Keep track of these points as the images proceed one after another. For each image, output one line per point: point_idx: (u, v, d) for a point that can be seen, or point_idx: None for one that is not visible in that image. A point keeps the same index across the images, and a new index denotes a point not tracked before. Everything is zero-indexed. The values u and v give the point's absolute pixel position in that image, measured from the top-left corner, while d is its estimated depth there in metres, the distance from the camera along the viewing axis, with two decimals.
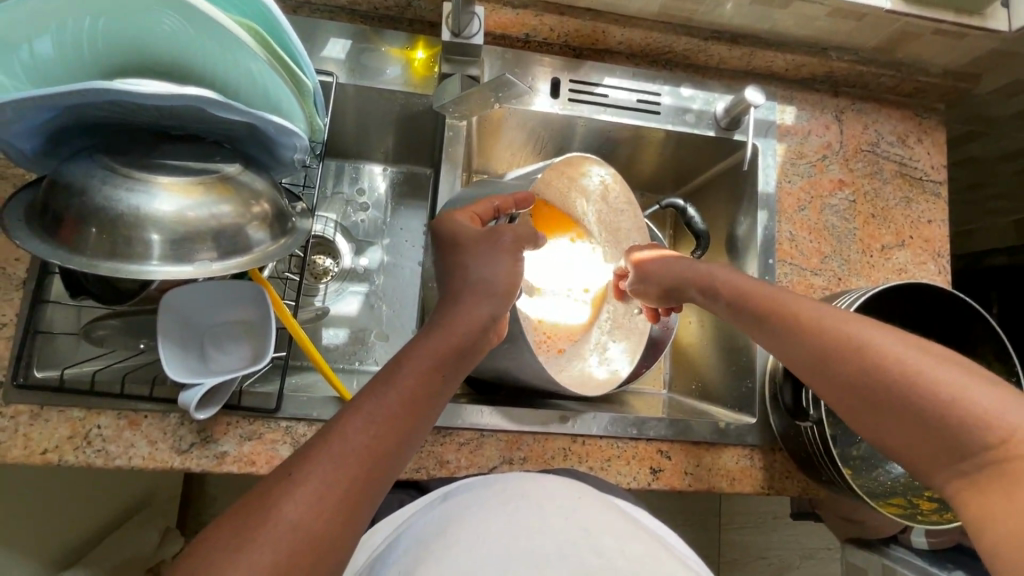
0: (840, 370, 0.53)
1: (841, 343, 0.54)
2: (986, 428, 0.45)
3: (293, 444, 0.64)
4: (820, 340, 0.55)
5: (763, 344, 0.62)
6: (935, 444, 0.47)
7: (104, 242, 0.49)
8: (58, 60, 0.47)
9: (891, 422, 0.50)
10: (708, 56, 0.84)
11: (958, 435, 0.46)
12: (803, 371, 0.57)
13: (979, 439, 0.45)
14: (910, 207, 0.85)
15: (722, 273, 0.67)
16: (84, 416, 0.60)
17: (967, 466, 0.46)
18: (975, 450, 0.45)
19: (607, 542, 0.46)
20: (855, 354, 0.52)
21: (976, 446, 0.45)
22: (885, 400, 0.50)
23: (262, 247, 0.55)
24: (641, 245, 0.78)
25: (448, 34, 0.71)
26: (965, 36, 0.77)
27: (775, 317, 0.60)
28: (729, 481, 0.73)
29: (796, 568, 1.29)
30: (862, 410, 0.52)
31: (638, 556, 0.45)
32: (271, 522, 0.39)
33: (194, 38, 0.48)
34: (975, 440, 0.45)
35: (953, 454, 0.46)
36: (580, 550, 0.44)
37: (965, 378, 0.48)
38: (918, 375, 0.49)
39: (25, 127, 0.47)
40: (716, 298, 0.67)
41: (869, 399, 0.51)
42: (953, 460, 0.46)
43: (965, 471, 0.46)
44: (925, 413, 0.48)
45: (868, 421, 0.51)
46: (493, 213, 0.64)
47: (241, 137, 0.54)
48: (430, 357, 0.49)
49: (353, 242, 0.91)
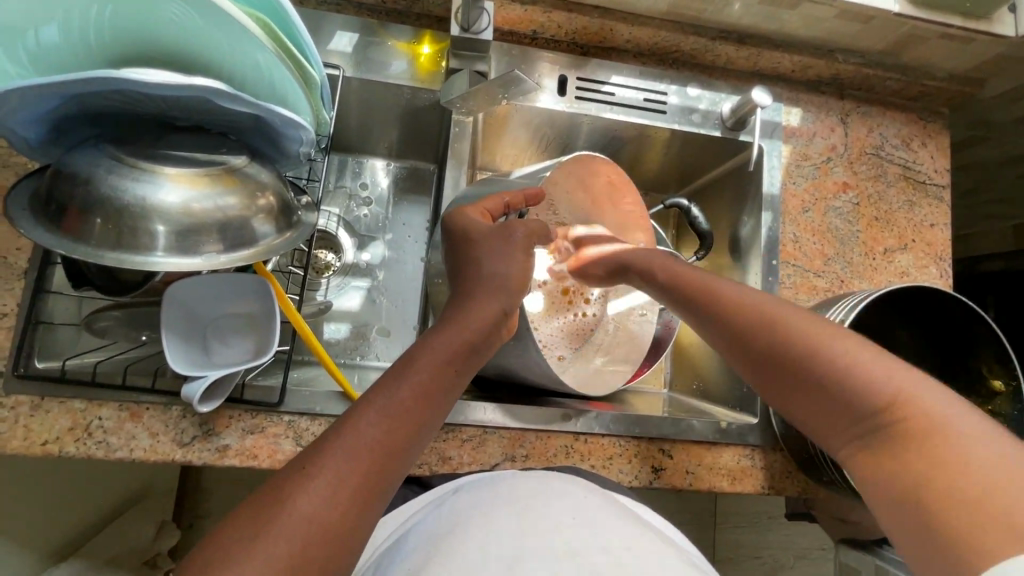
0: (756, 348, 0.55)
1: (756, 324, 0.55)
2: (876, 394, 0.46)
3: (296, 439, 0.64)
4: (734, 322, 0.57)
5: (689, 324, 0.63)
6: (836, 412, 0.49)
7: (110, 232, 0.48)
8: (64, 48, 0.47)
9: (800, 395, 0.52)
10: (715, 56, 0.84)
11: (853, 400, 0.48)
12: (721, 350, 0.59)
13: (871, 404, 0.46)
14: (913, 210, 0.85)
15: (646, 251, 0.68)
16: (85, 408, 0.60)
17: (861, 430, 0.47)
18: (868, 415, 0.47)
19: (615, 539, 0.46)
20: (766, 334, 0.54)
21: (870, 412, 0.47)
22: (793, 375, 0.52)
23: (268, 239, 0.55)
24: (597, 236, 0.74)
25: (457, 28, 0.71)
26: (971, 40, 0.77)
27: (693, 297, 0.61)
28: (730, 481, 0.73)
29: (789, 568, 1.30)
30: (777, 386, 0.54)
31: (644, 554, 0.45)
32: (286, 515, 0.39)
33: (202, 29, 0.48)
34: (869, 407, 0.47)
35: (851, 421, 0.48)
36: (588, 546, 0.44)
37: (862, 350, 0.49)
38: (818, 350, 0.50)
39: (29, 116, 0.47)
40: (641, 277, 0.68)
41: (780, 375, 0.53)
42: (853, 426, 0.48)
43: (862, 434, 0.48)
44: (826, 385, 0.49)
45: (781, 395, 0.53)
46: (504, 209, 0.64)
47: (247, 129, 0.54)
48: (444, 351, 0.49)
49: (355, 237, 0.91)
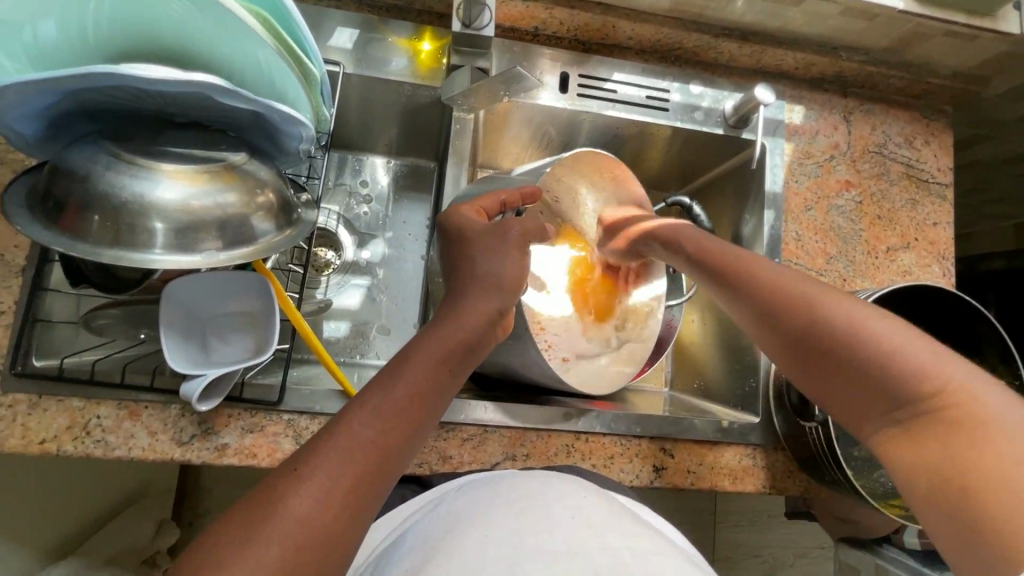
0: (795, 331, 0.55)
1: (799, 304, 0.56)
2: (922, 381, 0.48)
3: (295, 437, 0.63)
4: (776, 301, 0.57)
5: (725, 304, 0.64)
6: (875, 396, 0.50)
7: (107, 229, 0.48)
8: (62, 43, 0.47)
9: (837, 377, 0.53)
10: (718, 53, 0.83)
11: (896, 385, 0.49)
12: (757, 331, 0.60)
13: (918, 389, 0.48)
14: (916, 209, 0.85)
15: (685, 231, 0.68)
16: (84, 407, 0.59)
17: (901, 415, 0.49)
18: (911, 402, 0.48)
19: (616, 539, 0.45)
20: (809, 314, 0.55)
21: (911, 398, 0.48)
22: (834, 358, 0.52)
23: (267, 237, 0.54)
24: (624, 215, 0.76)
25: (458, 24, 0.71)
26: (976, 37, 0.77)
27: (734, 280, 0.62)
28: (731, 480, 0.73)
29: (789, 567, 1.30)
30: (813, 366, 0.55)
31: (646, 553, 0.45)
32: (280, 516, 0.38)
33: (201, 24, 0.47)
34: (914, 392, 0.48)
35: (889, 404, 0.49)
36: (589, 545, 0.44)
37: (909, 336, 0.50)
38: (866, 333, 0.51)
39: (26, 111, 0.46)
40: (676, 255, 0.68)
41: (819, 357, 0.54)
42: (891, 411, 0.49)
43: (899, 420, 0.49)
44: (869, 368, 0.50)
45: (817, 378, 0.55)
46: (500, 207, 0.63)
47: (246, 125, 0.53)
48: (439, 349, 0.49)
49: (355, 234, 0.90)
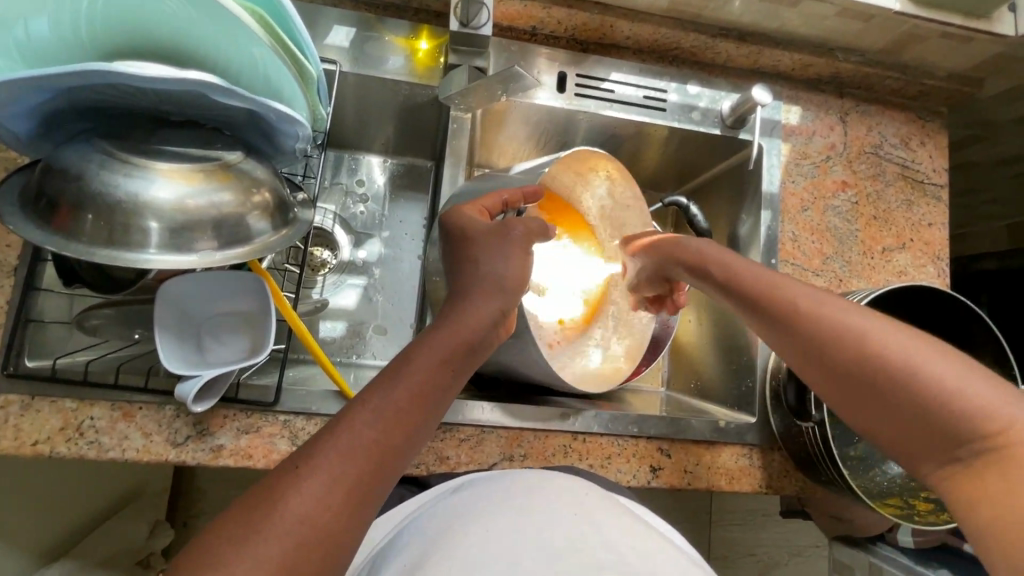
0: (839, 360, 0.53)
1: (843, 336, 0.53)
2: (984, 418, 0.45)
3: (291, 438, 0.63)
4: (817, 330, 0.55)
5: (762, 335, 0.61)
6: (931, 434, 0.47)
7: (101, 229, 0.47)
8: (54, 40, 0.46)
9: (885, 412, 0.50)
10: (716, 53, 0.83)
11: (955, 422, 0.46)
12: (797, 360, 0.58)
13: (981, 428, 0.45)
14: (911, 209, 0.85)
15: (714, 255, 0.67)
16: (77, 408, 0.59)
17: (961, 456, 0.46)
18: (971, 440, 0.45)
19: (617, 537, 0.45)
20: (855, 344, 0.52)
21: (974, 436, 0.45)
22: (882, 391, 0.50)
23: (263, 236, 0.54)
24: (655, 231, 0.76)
25: (455, 23, 0.70)
26: (971, 39, 0.77)
27: (770, 304, 0.60)
28: (728, 480, 0.73)
29: (784, 566, 1.30)
30: (857, 399, 0.52)
31: (646, 551, 0.45)
32: (277, 516, 0.38)
33: (196, 23, 0.47)
34: (975, 430, 0.45)
35: (948, 443, 0.46)
36: (590, 543, 0.44)
37: (965, 370, 0.48)
38: (919, 366, 0.48)
39: (18, 109, 0.46)
40: (709, 283, 0.67)
41: (866, 390, 0.51)
42: (950, 449, 0.46)
43: (959, 460, 0.46)
44: (923, 403, 0.48)
45: (863, 411, 0.52)
46: (502, 207, 0.63)
47: (241, 124, 0.53)
48: (440, 350, 0.49)
49: (351, 234, 0.90)
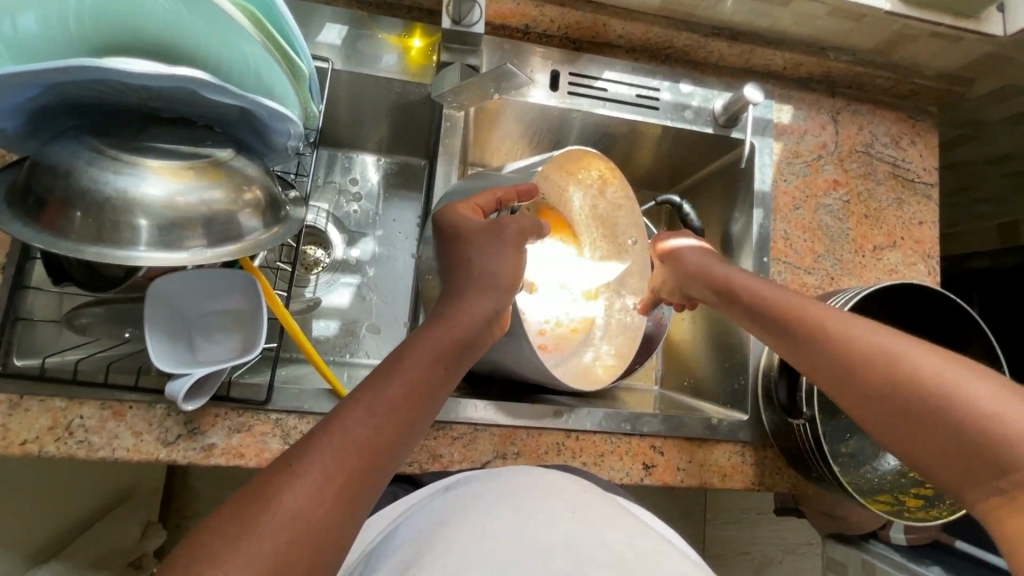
0: (875, 384, 0.55)
1: (878, 360, 0.55)
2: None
3: (283, 437, 0.63)
4: (855, 360, 0.57)
5: (791, 357, 0.63)
6: (974, 463, 0.49)
7: (90, 225, 0.47)
8: (42, 35, 0.46)
9: (927, 441, 0.52)
10: (708, 52, 0.84)
11: (997, 450, 0.48)
12: (827, 383, 0.59)
13: (1021, 455, 0.47)
14: (902, 208, 0.86)
15: (741, 279, 0.69)
16: (66, 407, 0.58)
17: (1005, 484, 0.47)
18: (1011, 468, 0.47)
19: (615, 536, 0.45)
20: (891, 369, 0.54)
21: (1016, 465, 0.47)
22: (925, 421, 0.52)
23: (254, 234, 0.53)
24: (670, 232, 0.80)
25: (448, 21, 0.70)
26: (961, 39, 0.77)
27: (801, 326, 0.62)
28: (721, 477, 0.73)
29: (777, 563, 1.31)
30: (898, 428, 0.54)
31: (644, 551, 0.45)
32: (271, 513, 0.38)
33: (185, 19, 0.46)
34: (1016, 458, 0.47)
35: (990, 471, 0.48)
36: (587, 541, 0.44)
37: (1002, 396, 0.50)
38: (959, 395, 0.50)
39: (7, 105, 0.46)
40: (737, 306, 0.69)
41: (907, 419, 0.53)
42: (990, 477, 0.48)
43: (1003, 489, 0.48)
44: (964, 432, 0.49)
45: (900, 435, 0.53)
46: (495, 205, 0.62)
47: (232, 121, 0.52)
48: (433, 348, 0.49)
49: (344, 233, 0.90)
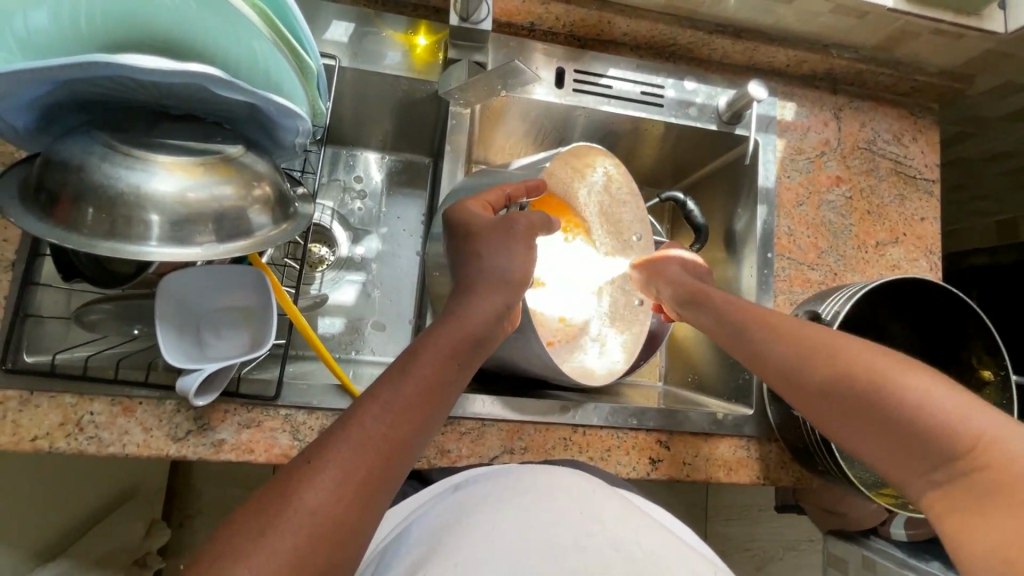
0: (819, 381, 0.57)
1: (822, 358, 0.57)
2: (958, 437, 0.47)
3: (293, 433, 0.63)
4: (814, 361, 0.58)
5: (748, 361, 0.65)
6: (910, 455, 0.50)
7: (103, 222, 0.47)
8: (54, 31, 0.46)
9: (869, 434, 0.53)
10: (712, 50, 0.84)
11: (931, 444, 0.48)
12: (778, 385, 0.61)
13: (953, 447, 0.47)
14: (904, 204, 0.86)
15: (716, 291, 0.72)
16: (76, 403, 0.58)
17: (940, 476, 0.48)
18: (943, 458, 0.48)
19: (624, 534, 0.46)
20: (833, 365, 0.56)
21: (949, 455, 0.47)
22: (869, 416, 0.52)
23: (263, 230, 0.54)
24: (673, 237, 0.83)
25: (456, 18, 0.71)
26: (963, 36, 0.78)
27: (760, 330, 0.64)
28: (726, 471, 0.73)
29: (778, 559, 1.31)
30: (843, 422, 0.55)
31: (653, 548, 0.45)
32: (293, 509, 0.38)
33: (197, 16, 0.47)
34: (948, 450, 0.47)
35: (925, 464, 0.49)
36: (598, 542, 0.44)
37: (932, 385, 0.50)
38: (896, 389, 0.51)
39: (20, 102, 0.46)
40: (706, 312, 0.71)
41: (852, 414, 0.54)
42: (926, 469, 0.49)
43: (939, 481, 0.48)
44: (902, 425, 0.50)
45: (845, 431, 0.55)
46: (505, 201, 0.63)
47: (241, 117, 0.53)
48: (445, 345, 0.49)
49: (349, 230, 0.90)
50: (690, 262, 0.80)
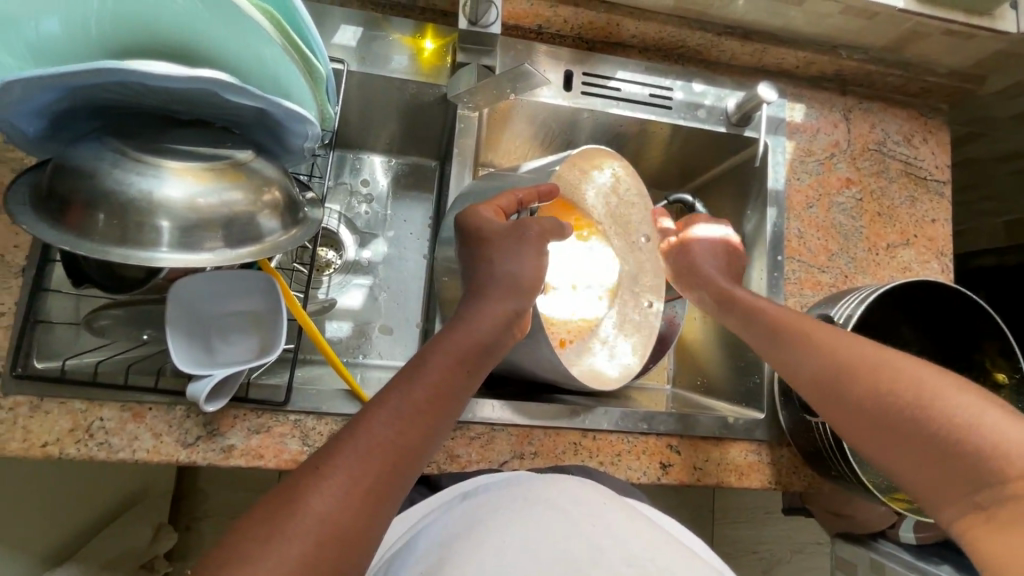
0: (857, 393, 0.57)
1: (863, 370, 0.57)
2: (1003, 460, 0.47)
3: (302, 438, 0.63)
4: (847, 367, 0.58)
5: (780, 367, 0.66)
6: (954, 476, 0.49)
7: (112, 228, 0.47)
8: (64, 37, 0.46)
9: (910, 451, 0.52)
10: (720, 52, 0.84)
11: (977, 467, 0.48)
12: (813, 394, 0.61)
13: (999, 472, 0.47)
14: (915, 205, 0.86)
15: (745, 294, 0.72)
16: (86, 409, 0.58)
17: (982, 500, 0.48)
18: (989, 480, 0.47)
19: (639, 550, 0.45)
20: (874, 378, 0.56)
21: (995, 479, 0.47)
22: (906, 429, 0.53)
23: (273, 236, 0.54)
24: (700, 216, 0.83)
25: (464, 22, 0.71)
26: (974, 36, 0.78)
27: (793, 337, 0.64)
28: (738, 476, 0.73)
29: (786, 563, 1.31)
30: (881, 437, 0.55)
31: (667, 565, 0.44)
32: (301, 514, 0.38)
33: (209, 22, 0.46)
34: (993, 473, 0.47)
35: (969, 486, 0.48)
36: (611, 558, 0.43)
37: (982, 405, 0.50)
38: (940, 405, 0.51)
39: (30, 108, 0.46)
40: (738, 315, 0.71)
41: (893, 430, 0.54)
42: (969, 492, 0.48)
43: (979, 504, 0.48)
44: (943, 442, 0.50)
45: (882, 446, 0.55)
46: (517, 206, 0.62)
47: (249, 123, 0.53)
48: (454, 352, 0.49)
49: (356, 234, 0.90)
50: (722, 242, 0.81)
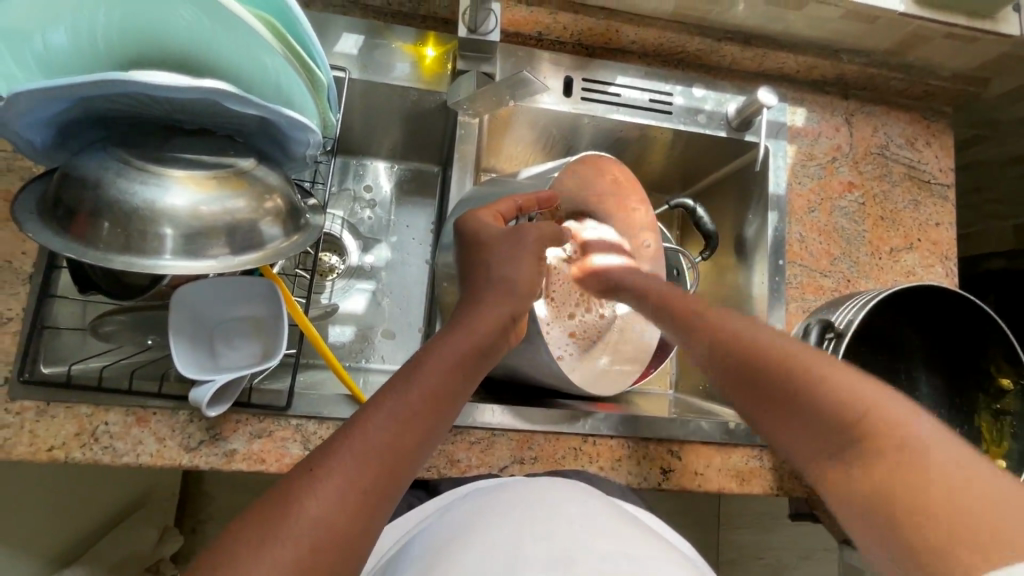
0: (739, 369, 0.56)
1: (743, 346, 0.56)
2: (860, 415, 0.45)
3: (303, 443, 0.63)
4: (741, 346, 0.56)
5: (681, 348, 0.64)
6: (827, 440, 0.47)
7: (117, 236, 0.48)
8: (71, 48, 0.47)
9: (790, 422, 0.50)
10: (720, 57, 0.84)
11: (840, 427, 0.46)
12: (711, 375, 0.60)
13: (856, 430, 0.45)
14: (918, 209, 0.85)
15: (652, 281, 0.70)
16: (91, 414, 0.59)
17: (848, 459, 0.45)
18: (850, 438, 0.45)
19: (636, 551, 0.45)
20: (752, 352, 0.55)
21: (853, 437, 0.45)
22: (784, 400, 0.51)
23: (276, 242, 0.54)
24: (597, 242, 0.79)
25: (463, 30, 0.71)
26: (976, 39, 0.78)
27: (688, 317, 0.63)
28: (739, 481, 0.73)
29: (793, 569, 1.30)
30: (766, 412, 0.53)
31: (662, 569, 0.45)
32: (294, 517, 0.38)
33: (213, 33, 0.47)
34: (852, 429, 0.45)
35: (837, 449, 0.46)
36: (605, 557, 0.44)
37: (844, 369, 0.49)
38: (808, 371, 0.50)
39: (37, 118, 0.47)
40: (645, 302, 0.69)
41: (772, 402, 0.52)
42: (837, 455, 0.46)
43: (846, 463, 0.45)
44: (810, 405, 0.49)
45: (770, 422, 0.53)
46: (516, 211, 0.63)
47: (252, 131, 0.53)
48: (451, 357, 0.49)
49: (359, 239, 0.91)
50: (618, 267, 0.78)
